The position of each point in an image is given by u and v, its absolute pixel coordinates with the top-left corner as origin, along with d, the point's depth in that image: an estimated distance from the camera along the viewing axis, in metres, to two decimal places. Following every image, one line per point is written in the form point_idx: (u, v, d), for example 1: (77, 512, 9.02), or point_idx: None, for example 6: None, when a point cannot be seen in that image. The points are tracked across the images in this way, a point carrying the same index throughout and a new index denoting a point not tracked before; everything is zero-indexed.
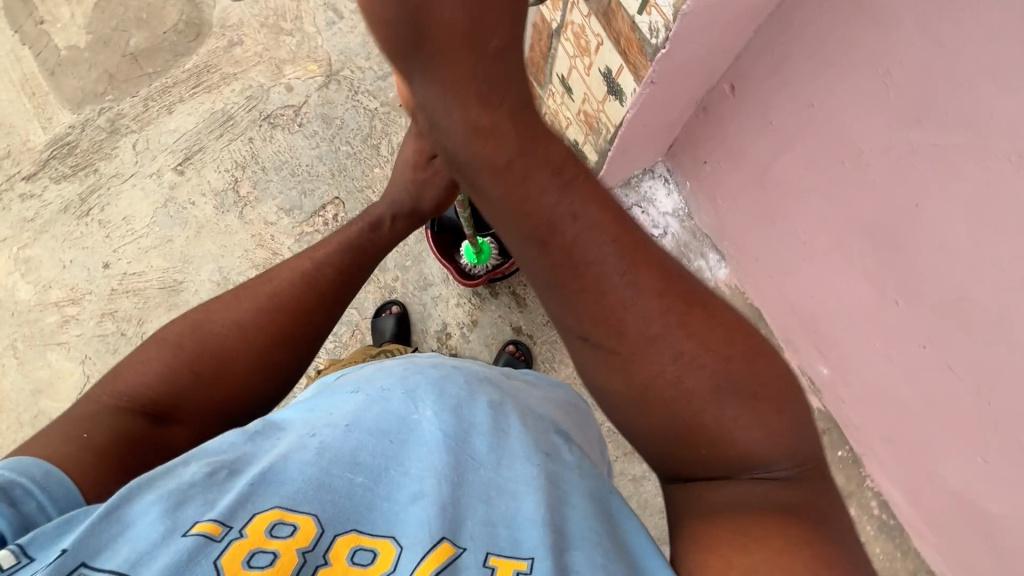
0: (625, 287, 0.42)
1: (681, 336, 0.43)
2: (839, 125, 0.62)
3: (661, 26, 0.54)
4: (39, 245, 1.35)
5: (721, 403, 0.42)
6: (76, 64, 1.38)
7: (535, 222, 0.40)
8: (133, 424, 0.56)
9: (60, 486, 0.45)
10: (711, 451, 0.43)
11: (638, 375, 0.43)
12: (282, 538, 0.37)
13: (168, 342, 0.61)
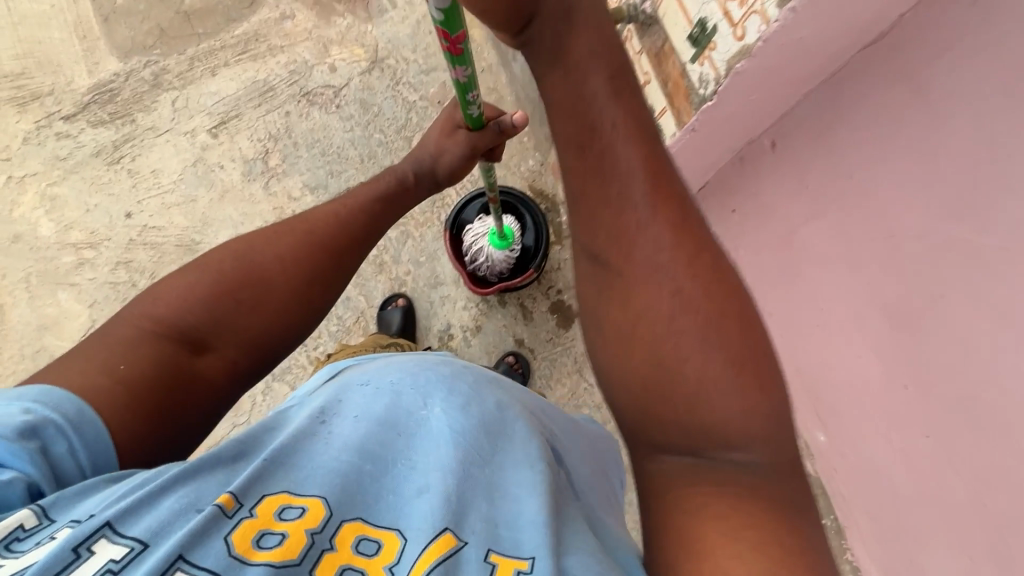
0: (639, 211, 0.45)
1: (686, 273, 0.45)
2: (875, 204, 0.57)
3: (711, 78, 0.52)
4: (66, 185, 1.37)
5: (707, 352, 0.44)
6: (130, 14, 1.40)
7: (578, 124, 0.45)
8: (175, 354, 0.59)
9: (90, 426, 0.51)
10: (691, 409, 0.44)
11: (632, 306, 0.45)
12: (291, 519, 0.42)
13: (212, 267, 0.63)
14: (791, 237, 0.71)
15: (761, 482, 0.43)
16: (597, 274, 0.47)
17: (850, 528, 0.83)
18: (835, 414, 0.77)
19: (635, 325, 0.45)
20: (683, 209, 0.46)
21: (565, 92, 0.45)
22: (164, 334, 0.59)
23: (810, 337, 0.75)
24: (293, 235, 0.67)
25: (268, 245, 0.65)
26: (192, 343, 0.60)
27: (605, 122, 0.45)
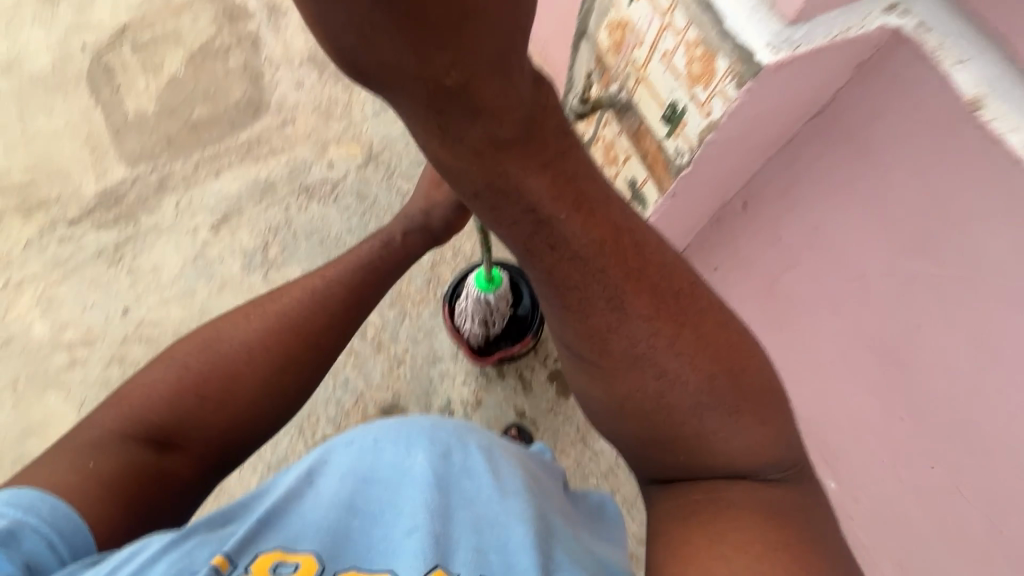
0: (612, 312, 0.50)
1: (668, 357, 0.51)
2: (843, 251, 0.62)
3: (685, 150, 0.58)
4: (65, 286, 1.40)
5: (701, 415, 0.52)
6: (140, 127, 1.51)
7: (525, 245, 0.46)
8: (139, 456, 0.62)
9: (69, 521, 0.54)
10: (689, 458, 0.54)
11: (619, 387, 0.53)
12: (286, 573, 0.50)
13: (178, 364, 0.68)
14: (775, 285, 0.76)
15: (772, 493, 0.53)
16: (584, 365, 0.53)
17: None
18: (842, 459, 0.79)
19: (623, 404, 0.53)
20: (660, 288, 0.50)
21: (499, 216, 0.45)
22: (132, 433, 0.63)
23: (805, 383, 0.79)
24: (264, 322, 0.71)
25: (258, 338, 0.70)
26: (157, 443, 0.64)
27: (550, 243, 0.46)
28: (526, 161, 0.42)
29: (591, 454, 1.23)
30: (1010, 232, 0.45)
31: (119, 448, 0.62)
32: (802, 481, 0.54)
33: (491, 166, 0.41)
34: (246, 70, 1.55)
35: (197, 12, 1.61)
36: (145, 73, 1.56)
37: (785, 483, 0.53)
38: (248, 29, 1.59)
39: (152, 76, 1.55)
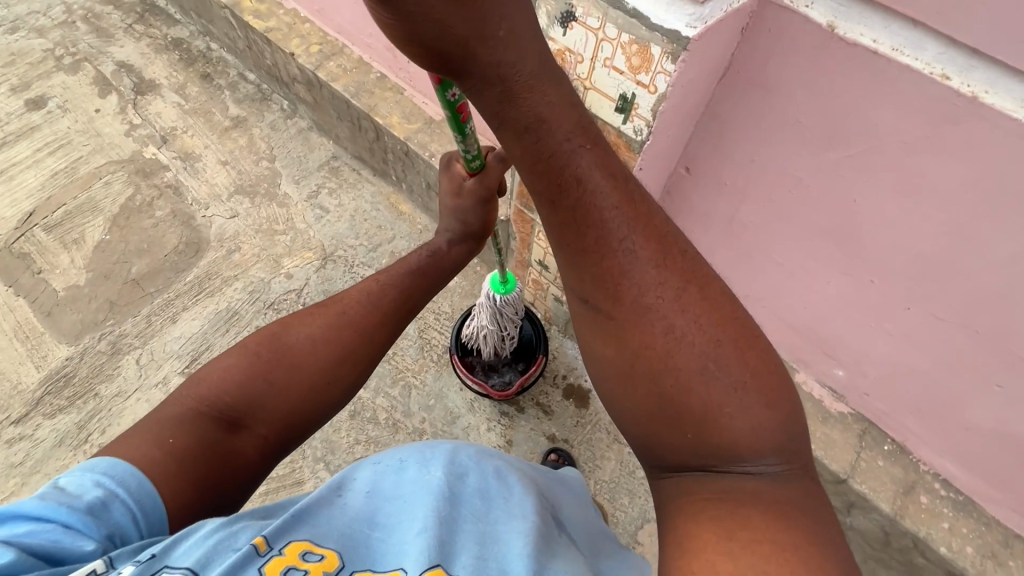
0: (624, 253, 0.54)
1: (676, 312, 0.54)
2: (778, 168, 0.79)
3: (643, 127, 0.73)
4: (28, 489, 1.25)
5: (707, 382, 0.53)
6: (75, 300, 1.45)
7: (550, 176, 0.53)
8: (214, 434, 0.67)
9: (148, 497, 0.60)
10: (695, 436, 0.54)
11: (631, 342, 0.55)
12: (313, 561, 0.56)
13: (248, 350, 0.72)
14: (733, 225, 0.92)
15: (776, 487, 0.52)
16: (596, 319, 0.57)
17: (907, 439, 0.97)
18: (838, 343, 0.93)
19: (635, 360, 0.55)
20: (666, 247, 0.55)
21: (529, 153, 0.53)
22: (207, 412, 0.68)
23: (787, 292, 0.94)
24: (327, 317, 0.76)
25: (323, 338, 0.74)
26: (229, 422, 0.69)
27: (572, 176, 0.53)
28: (560, 98, 0.51)
29: (628, 450, 1.28)
30: (886, 101, 0.63)
31: (194, 428, 0.67)
32: (804, 479, 0.53)
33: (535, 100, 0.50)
34: (177, 217, 1.57)
35: (108, 179, 1.63)
36: (67, 249, 1.52)
37: (784, 478, 0.52)
38: (165, 180, 1.63)
39: (75, 249, 1.52)
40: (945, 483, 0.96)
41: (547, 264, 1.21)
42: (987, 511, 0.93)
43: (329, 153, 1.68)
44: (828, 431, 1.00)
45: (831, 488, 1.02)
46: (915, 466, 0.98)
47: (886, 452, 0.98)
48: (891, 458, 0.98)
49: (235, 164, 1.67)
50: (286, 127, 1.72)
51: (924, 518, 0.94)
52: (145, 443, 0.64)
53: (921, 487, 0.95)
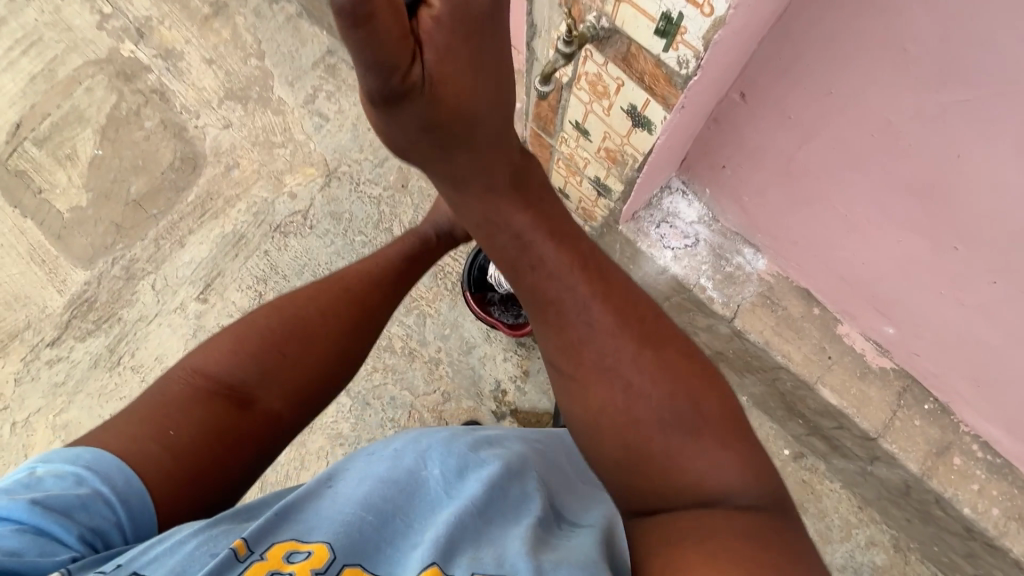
0: (585, 324, 0.59)
1: (633, 369, 0.59)
2: (862, 103, 0.61)
3: (690, 57, 0.56)
4: (75, 406, 1.33)
5: (664, 432, 0.57)
6: (81, 222, 1.41)
7: (516, 265, 0.60)
8: (217, 413, 0.63)
9: (137, 495, 0.54)
10: (663, 479, 0.57)
11: (593, 401, 0.59)
12: (298, 560, 0.50)
13: (255, 326, 0.70)
14: (792, 164, 0.76)
15: (746, 513, 0.54)
16: (562, 383, 0.61)
17: (952, 399, 0.90)
18: (894, 303, 0.82)
19: (598, 417, 0.59)
20: (626, 316, 0.60)
21: (515, 246, 0.59)
22: (215, 391, 0.64)
23: (845, 245, 0.80)
24: (332, 292, 0.76)
25: (331, 308, 0.74)
26: (237, 400, 0.65)
27: (543, 261, 0.59)
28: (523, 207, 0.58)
29: None
30: None
31: (196, 411, 0.62)
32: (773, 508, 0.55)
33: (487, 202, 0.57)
34: (168, 127, 1.45)
35: (89, 84, 1.48)
36: (62, 166, 1.44)
37: (755, 509, 0.54)
38: (150, 84, 1.48)
39: (70, 166, 1.44)
40: (984, 445, 0.90)
41: (568, 193, 1.07)
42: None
43: (324, 48, 1.48)
44: (865, 388, 0.93)
45: (856, 440, 0.98)
46: (954, 426, 0.92)
47: (925, 411, 0.92)
48: (929, 417, 0.92)
49: (222, 63, 1.49)
50: (272, 14, 1.50)
51: (953, 479, 0.90)
52: (191, 437, 0.60)
53: (955, 449, 0.90)
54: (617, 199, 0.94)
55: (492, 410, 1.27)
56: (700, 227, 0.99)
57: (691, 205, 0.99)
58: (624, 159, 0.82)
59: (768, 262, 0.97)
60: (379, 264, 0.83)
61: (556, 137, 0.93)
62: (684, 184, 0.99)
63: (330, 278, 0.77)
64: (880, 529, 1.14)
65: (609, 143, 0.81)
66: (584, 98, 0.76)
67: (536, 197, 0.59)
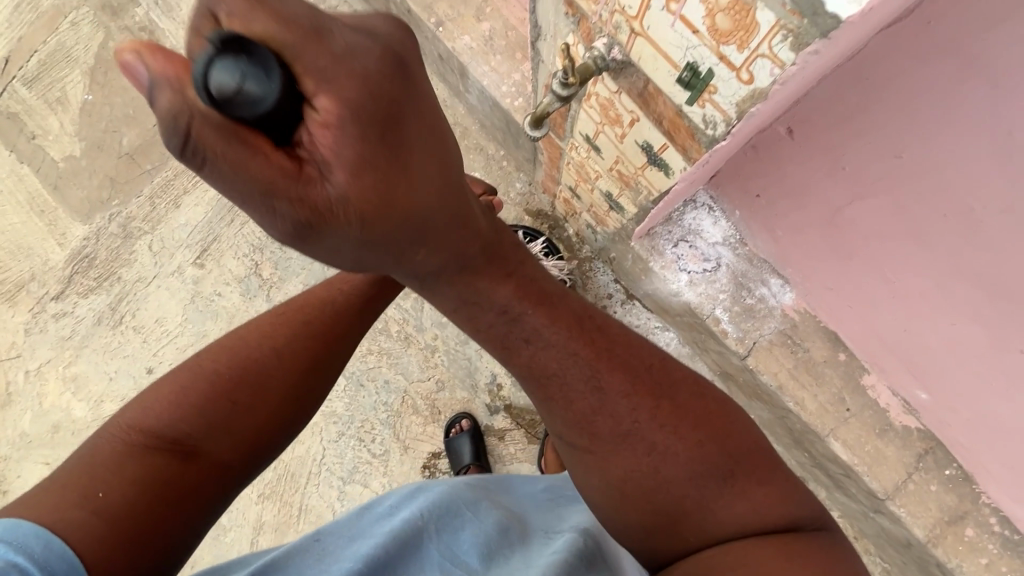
0: (596, 393, 0.58)
1: (651, 428, 0.59)
2: (939, 179, 0.50)
3: (717, 117, 0.44)
4: (82, 361, 1.36)
5: (697, 484, 0.58)
6: (76, 174, 1.36)
7: (503, 344, 0.56)
8: (157, 471, 0.58)
9: (60, 560, 0.49)
10: (706, 528, 0.58)
11: (613, 471, 0.59)
12: None
13: (203, 371, 0.65)
14: (836, 216, 0.64)
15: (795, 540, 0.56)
16: (574, 450, 0.61)
17: (977, 471, 0.81)
18: (932, 374, 0.72)
19: (624, 483, 0.59)
20: (631, 368, 0.59)
21: (505, 325, 0.56)
22: (152, 446, 0.59)
23: (884, 307, 0.70)
24: (291, 326, 0.70)
25: (287, 347, 0.69)
26: (181, 453, 0.60)
27: (534, 339, 0.56)
28: (495, 277, 0.53)
29: None
30: None
31: (129, 471, 0.56)
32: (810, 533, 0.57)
33: (465, 285, 0.53)
34: None
35: (75, 18, 1.36)
36: (53, 110, 1.37)
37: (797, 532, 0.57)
38: (138, 20, 1.35)
39: (61, 111, 1.36)
40: (1004, 519, 0.83)
41: (579, 195, 0.96)
42: None
43: None
44: (881, 446, 0.85)
45: (862, 492, 0.92)
46: (974, 495, 0.84)
47: (945, 477, 0.84)
48: (947, 484, 0.84)
49: None
50: None
51: (960, 550, 0.84)
52: (130, 500, 0.55)
53: (969, 521, 0.83)
54: (631, 217, 0.82)
55: (486, 403, 1.24)
56: (723, 250, 0.86)
57: (716, 224, 0.85)
58: (638, 187, 0.70)
59: (796, 297, 0.85)
60: (341, 294, 0.73)
61: (566, 141, 0.80)
62: (711, 200, 0.85)
63: (285, 308, 0.72)
64: (872, 562, 1.11)
65: (622, 168, 0.69)
66: (594, 118, 0.63)
67: (528, 276, 0.56)
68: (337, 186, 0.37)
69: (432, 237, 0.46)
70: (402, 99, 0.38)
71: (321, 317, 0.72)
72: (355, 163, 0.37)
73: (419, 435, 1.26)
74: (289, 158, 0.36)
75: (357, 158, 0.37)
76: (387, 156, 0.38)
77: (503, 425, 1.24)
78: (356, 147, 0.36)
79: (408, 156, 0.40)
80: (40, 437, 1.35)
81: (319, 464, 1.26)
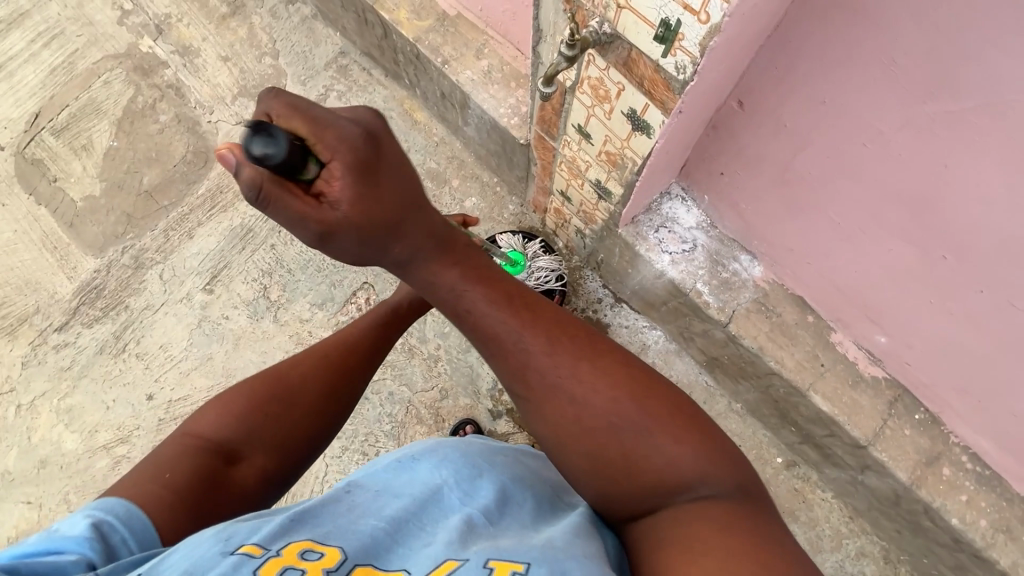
0: (521, 347, 0.61)
1: (576, 381, 0.60)
2: (854, 115, 0.64)
3: (686, 63, 0.59)
4: (79, 391, 1.35)
5: (622, 436, 0.58)
6: (94, 211, 1.45)
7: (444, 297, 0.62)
8: (210, 465, 0.63)
9: (138, 519, 0.54)
10: (640, 479, 0.58)
11: (549, 416, 0.61)
12: (313, 558, 0.50)
13: (242, 389, 0.71)
14: (787, 172, 0.78)
15: (722, 505, 0.55)
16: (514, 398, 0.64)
17: (942, 410, 0.91)
18: (885, 311, 0.84)
19: (558, 431, 0.61)
20: (554, 330, 0.61)
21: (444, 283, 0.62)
22: (205, 447, 0.65)
23: (836, 253, 0.82)
24: (316, 352, 0.77)
25: (313, 370, 0.75)
26: (225, 454, 0.66)
27: (468, 299, 0.62)
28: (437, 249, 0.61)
29: None
30: None
31: (189, 462, 0.62)
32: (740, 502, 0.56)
33: (421, 262, 0.61)
34: (183, 121, 1.49)
35: (107, 78, 1.52)
36: (77, 156, 1.48)
37: (726, 497, 0.56)
38: (166, 79, 1.52)
39: (85, 157, 1.48)
40: (974, 456, 0.91)
41: (570, 197, 1.10)
42: (1012, 488, 0.90)
43: (337, 49, 1.52)
44: (856, 396, 0.94)
45: (847, 448, 0.99)
46: (944, 436, 0.93)
47: (916, 421, 0.93)
48: (920, 428, 0.92)
49: (237, 60, 1.53)
50: (288, 15, 1.54)
51: (942, 489, 0.91)
52: (186, 481, 0.60)
53: (945, 460, 0.91)
54: (617, 201, 0.96)
55: (489, 409, 1.29)
56: (698, 232, 1.00)
57: (689, 210, 1.01)
58: (624, 163, 0.84)
59: (764, 268, 0.98)
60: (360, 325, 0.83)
61: (559, 140, 0.95)
62: (683, 190, 1.01)
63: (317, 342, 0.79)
64: (871, 540, 1.14)
65: (610, 147, 0.83)
66: (586, 102, 0.78)
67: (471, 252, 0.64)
68: (342, 213, 0.54)
69: (403, 234, 0.58)
70: (372, 152, 0.55)
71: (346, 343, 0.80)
72: (355, 193, 0.54)
73: None
74: (312, 198, 0.54)
75: (353, 191, 0.54)
76: (366, 185, 0.55)
77: (506, 429, 1.28)
78: (350, 186, 0.54)
79: (383, 177, 0.56)
80: (23, 474, 1.31)
81: (322, 480, 1.25)
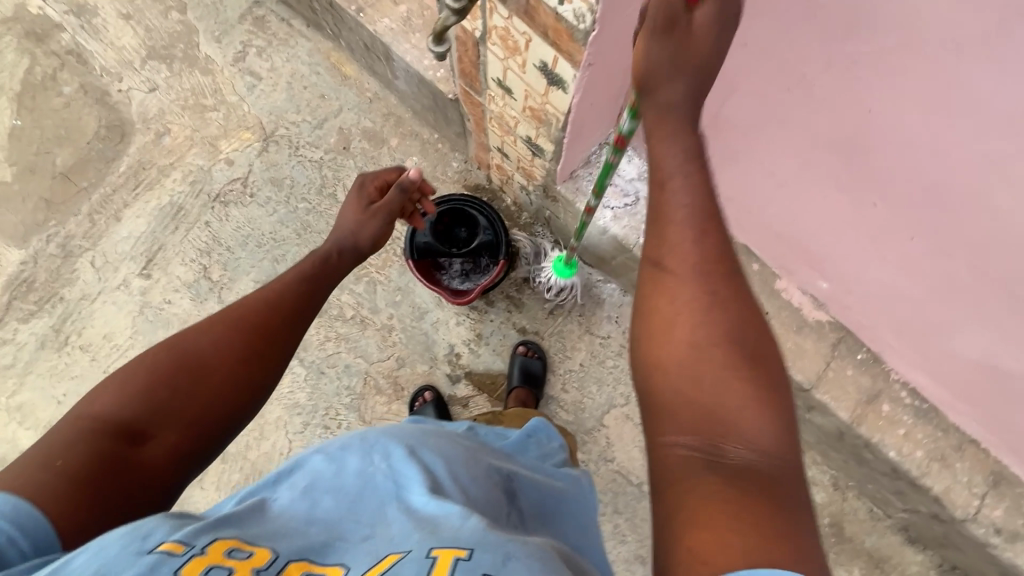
0: (697, 235, 0.48)
1: (718, 290, 0.47)
2: (778, 57, 0.63)
3: (584, 10, 0.53)
4: (27, 388, 1.31)
5: (722, 365, 0.45)
6: (9, 199, 1.35)
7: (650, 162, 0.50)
8: (111, 446, 0.55)
9: (27, 516, 0.48)
10: (713, 423, 0.44)
11: (666, 304, 0.47)
12: (240, 557, 0.43)
13: (144, 359, 0.61)
14: (719, 120, 0.77)
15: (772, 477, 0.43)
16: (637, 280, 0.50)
17: (884, 349, 0.91)
18: (824, 258, 0.82)
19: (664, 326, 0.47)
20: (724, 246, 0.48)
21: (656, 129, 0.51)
22: (102, 428, 0.55)
23: (771, 201, 0.81)
24: (228, 314, 0.66)
25: (227, 336, 0.64)
26: (128, 433, 0.56)
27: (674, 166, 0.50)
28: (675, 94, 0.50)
29: (600, 339, 1.27)
30: None
31: (87, 445, 0.54)
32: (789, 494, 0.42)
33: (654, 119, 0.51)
34: (89, 92, 1.36)
35: None
36: None
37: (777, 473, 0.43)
38: (64, 45, 1.37)
39: None
40: (913, 391, 0.92)
41: (507, 153, 1.03)
42: (949, 418, 0.92)
43: None
44: (801, 340, 0.92)
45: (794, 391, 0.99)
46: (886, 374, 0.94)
47: (859, 361, 0.93)
48: (863, 367, 0.93)
49: (140, 18, 1.38)
50: None
51: (882, 425, 0.92)
52: (89, 465, 0.53)
53: (885, 396, 0.92)
54: (551, 158, 0.90)
55: (447, 373, 1.28)
56: (640, 184, 0.96)
57: (629, 160, 0.96)
58: (548, 119, 0.78)
59: None
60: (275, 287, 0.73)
61: (484, 95, 0.87)
62: None
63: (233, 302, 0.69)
64: (821, 470, 1.19)
65: (532, 101, 0.77)
66: (498, 54, 0.71)
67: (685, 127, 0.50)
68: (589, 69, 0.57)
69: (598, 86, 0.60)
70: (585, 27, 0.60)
71: (260, 308, 0.69)
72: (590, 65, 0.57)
73: (385, 414, 1.27)
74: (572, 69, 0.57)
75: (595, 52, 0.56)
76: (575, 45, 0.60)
77: (466, 393, 1.27)
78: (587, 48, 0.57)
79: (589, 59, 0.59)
80: None
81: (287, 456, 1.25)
